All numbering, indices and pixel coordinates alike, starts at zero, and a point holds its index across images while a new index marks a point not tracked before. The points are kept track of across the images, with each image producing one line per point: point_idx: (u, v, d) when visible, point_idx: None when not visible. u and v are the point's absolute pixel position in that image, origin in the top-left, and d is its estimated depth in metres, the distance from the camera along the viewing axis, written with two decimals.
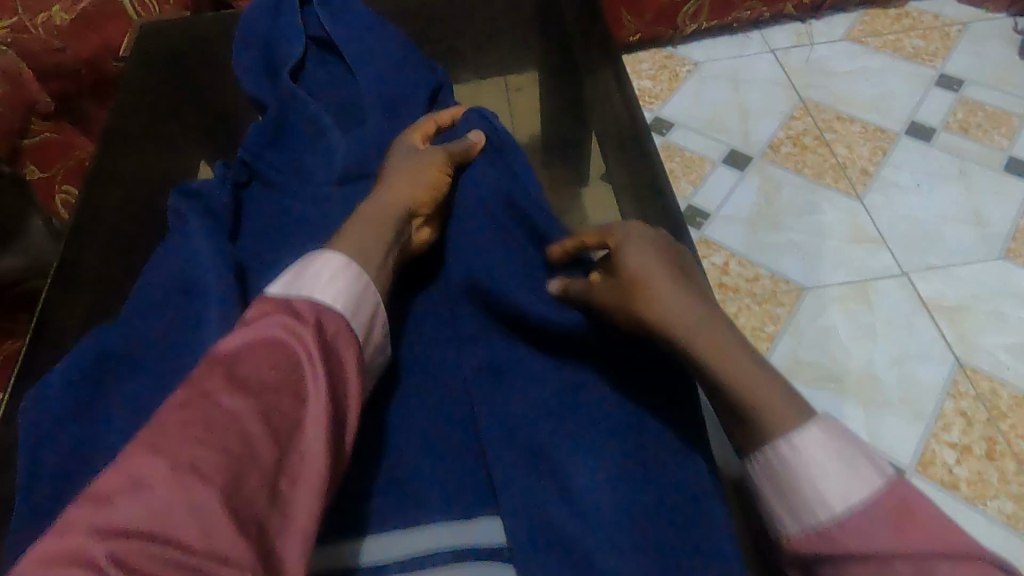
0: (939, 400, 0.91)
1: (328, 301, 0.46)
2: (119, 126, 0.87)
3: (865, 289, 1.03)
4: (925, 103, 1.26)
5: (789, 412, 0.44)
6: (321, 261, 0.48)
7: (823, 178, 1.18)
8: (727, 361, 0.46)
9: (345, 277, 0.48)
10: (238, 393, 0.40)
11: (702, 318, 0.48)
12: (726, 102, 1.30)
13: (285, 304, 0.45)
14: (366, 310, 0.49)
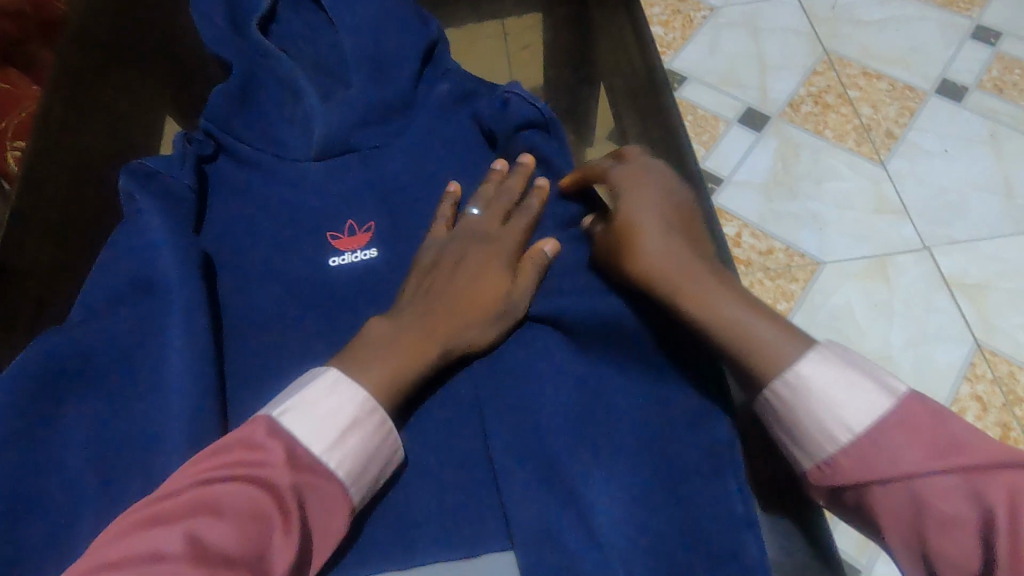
0: (955, 384, 0.88)
1: (338, 463, 0.43)
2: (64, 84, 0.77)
3: (884, 264, 0.97)
4: (959, 59, 1.16)
5: (783, 341, 0.46)
6: (348, 394, 0.45)
7: (845, 142, 1.09)
8: (716, 305, 0.48)
9: (357, 432, 0.44)
10: (191, 560, 0.35)
11: (687, 268, 0.50)
12: (744, 53, 1.20)
13: (284, 447, 0.42)
14: (368, 470, 0.45)
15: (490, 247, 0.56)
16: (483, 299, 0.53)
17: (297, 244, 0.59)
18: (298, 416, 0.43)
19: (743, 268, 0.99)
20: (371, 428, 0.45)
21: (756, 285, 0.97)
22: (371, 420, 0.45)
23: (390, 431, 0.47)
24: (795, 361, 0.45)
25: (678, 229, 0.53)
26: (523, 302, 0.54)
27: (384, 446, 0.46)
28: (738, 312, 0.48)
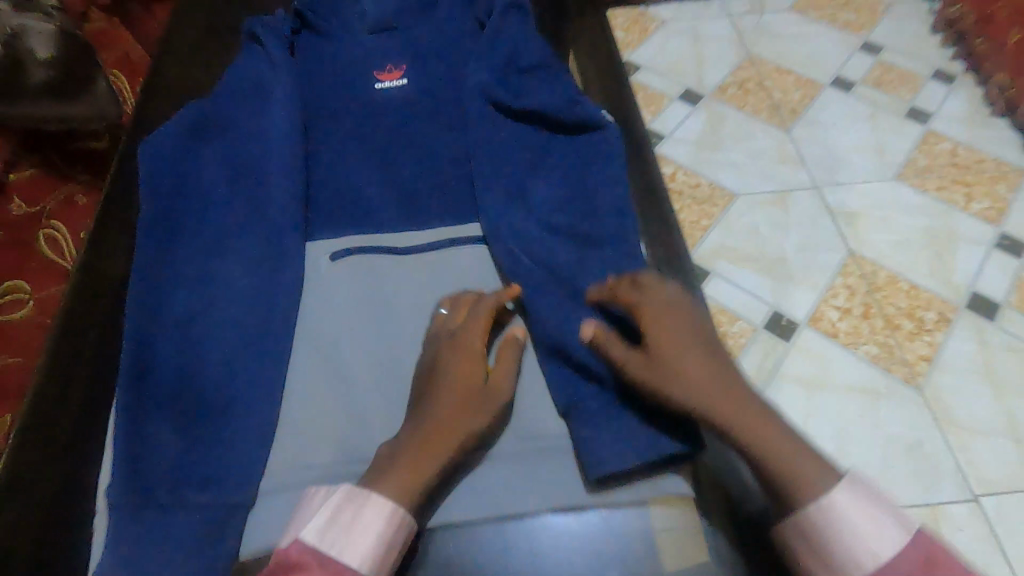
0: (831, 277, 1.14)
1: (355, 559, 0.58)
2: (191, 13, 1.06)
3: (784, 198, 1.26)
4: (850, 62, 1.50)
5: (819, 476, 0.61)
6: (364, 506, 0.61)
7: (760, 115, 1.40)
8: (764, 434, 0.64)
9: (366, 534, 0.60)
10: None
11: (736, 404, 0.65)
12: (686, 51, 1.53)
13: (319, 557, 0.58)
14: (385, 550, 0.61)
15: (454, 338, 0.73)
16: (461, 386, 0.69)
17: (353, 101, 0.89)
18: (322, 535, 0.59)
19: (676, 195, 1.27)
20: (381, 523, 0.61)
21: (685, 207, 1.24)
22: (379, 521, 0.61)
23: (394, 517, 0.62)
24: (828, 491, 0.60)
25: (710, 357, 0.69)
26: (501, 386, 0.72)
27: (393, 534, 0.61)
28: (780, 443, 0.63)
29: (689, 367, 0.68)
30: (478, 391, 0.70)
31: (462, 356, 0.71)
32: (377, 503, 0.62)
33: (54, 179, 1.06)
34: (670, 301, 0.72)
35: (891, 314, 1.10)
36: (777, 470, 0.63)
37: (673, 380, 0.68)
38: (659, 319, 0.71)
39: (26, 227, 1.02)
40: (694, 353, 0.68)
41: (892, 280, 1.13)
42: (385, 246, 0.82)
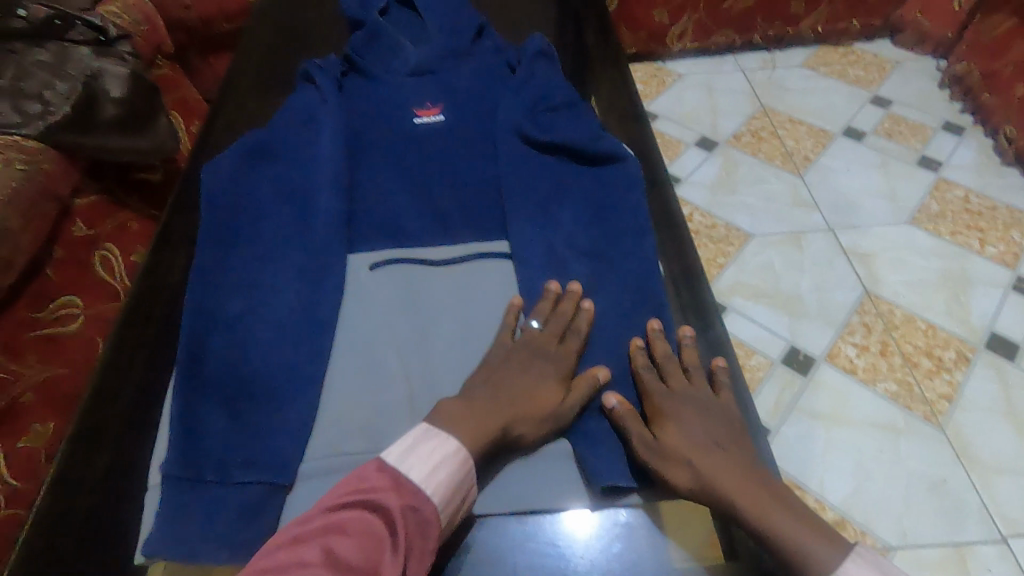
0: (848, 314, 1.16)
1: (433, 489, 0.52)
2: (255, 36, 1.06)
3: (798, 238, 1.29)
4: (861, 115, 1.57)
5: (824, 548, 0.53)
6: (437, 444, 0.54)
7: (773, 161, 1.46)
8: (774, 520, 0.55)
9: (447, 467, 0.53)
10: (327, 567, 0.44)
11: (742, 485, 0.58)
12: (701, 103, 1.61)
13: (395, 479, 0.51)
14: (457, 501, 0.54)
15: (538, 351, 0.63)
16: (538, 398, 0.60)
17: None
18: (401, 458, 0.53)
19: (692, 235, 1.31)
20: (457, 466, 0.54)
21: (701, 245, 1.29)
22: (455, 459, 0.54)
23: (468, 461, 0.54)
24: (833, 565, 0.52)
25: (720, 440, 0.61)
26: (568, 402, 0.61)
27: (467, 482, 0.54)
28: (789, 526, 0.55)
29: (694, 450, 0.60)
30: (558, 405, 0.61)
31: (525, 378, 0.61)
32: (452, 444, 0.54)
33: (111, 207, 1.12)
34: (682, 381, 0.65)
35: (910, 352, 1.11)
36: (789, 558, 0.54)
37: (672, 461, 0.60)
38: (673, 408, 0.63)
39: (84, 250, 1.05)
40: (701, 433, 0.61)
41: (909, 319, 1.15)
42: (424, 259, 0.71)
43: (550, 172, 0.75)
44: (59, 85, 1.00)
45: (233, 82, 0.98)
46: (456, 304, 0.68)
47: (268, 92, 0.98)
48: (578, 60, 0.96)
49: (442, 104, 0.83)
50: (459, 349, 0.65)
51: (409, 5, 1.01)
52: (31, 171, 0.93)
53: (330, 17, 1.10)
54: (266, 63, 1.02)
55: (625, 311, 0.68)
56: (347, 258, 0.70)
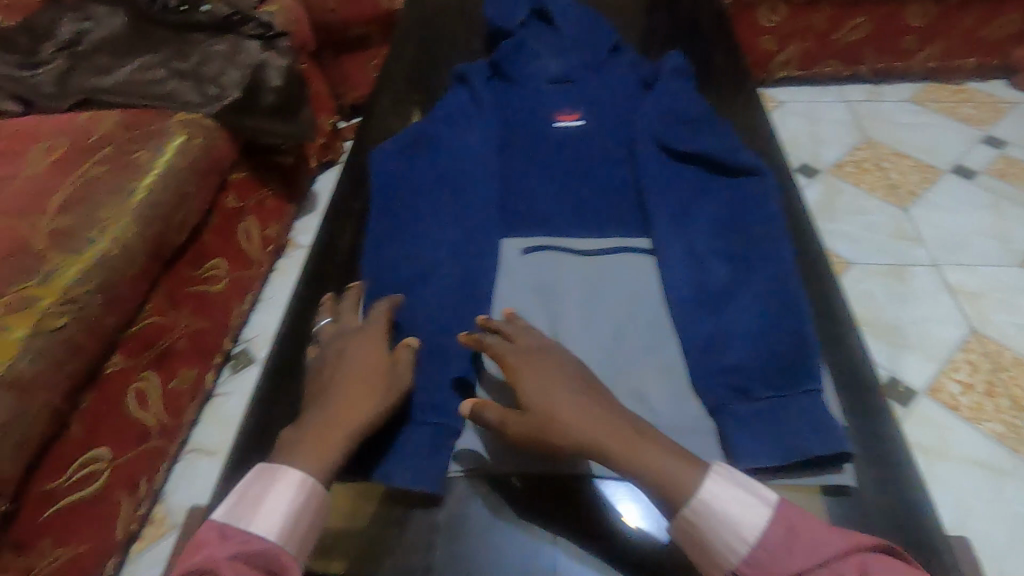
0: (952, 350, 1.15)
1: (265, 529, 0.51)
2: (403, 47, 1.18)
3: (901, 271, 1.28)
4: (972, 154, 1.54)
5: (687, 470, 0.53)
6: (275, 487, 0.53)
7: (876, 192, 1.46)
8: (640, 453, 0.54)
9: (281, 500, 0.52)
10: None
11: (608, 427, 0.56)
12: (803, 130, 1.63)
13: (224, 534, 0.50)
14: (302, 526, 0.53)
15: (372, 340, 0.64)
16: (363, 378, 0.60)
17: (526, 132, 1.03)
18: (231, 512, 0.52)
19: None
20: (295, 496, 0.53)
21: None
22: (291, 489, 0.53)
23: (308, 483, 0.54)
24: (698, 484, 0.52)
25: (580, 387, 0.59)
26: (400, 377, 0.62)
27: (310, 506, 0.53)
28: (656, 456, 0.54)
29: (560, 404, 0.57)
30: (384, 381, 0.61)
31: (368, 390, 0.60)
32: (292, 473, 0.54)
33: (255, 182, 1.26)
34: (529, 342, 0.63)
35: (1018, 396, 1.08)
36: (668, 493, 0.53)
37: (536, 414, 0.57)
38: (524, 366, 0.61)
39: (232, 218, 1.18)
40: (552, 382, 0.59)
41: (1019, 362, 1.13)
42: (568, 247, 0.77)
43: (687, 180, 0.80)
44: (232, 72, 1.13)
45: (385, 82, 1.09)
46: (631, 305, 0.72)
47: (416, 95, 1.09)
48: (710, 75, 1.01)
49: (580, 109, 0.90)
50: (646, 351, 0.69)
51: (548, 19, 1.07)
52: (207, 145, 1.06)
53: (471, 35, 1.21)
54: (415, 71, 1.13)
55: (760, 306, 0.68)
56: (500, 241, 0.78)
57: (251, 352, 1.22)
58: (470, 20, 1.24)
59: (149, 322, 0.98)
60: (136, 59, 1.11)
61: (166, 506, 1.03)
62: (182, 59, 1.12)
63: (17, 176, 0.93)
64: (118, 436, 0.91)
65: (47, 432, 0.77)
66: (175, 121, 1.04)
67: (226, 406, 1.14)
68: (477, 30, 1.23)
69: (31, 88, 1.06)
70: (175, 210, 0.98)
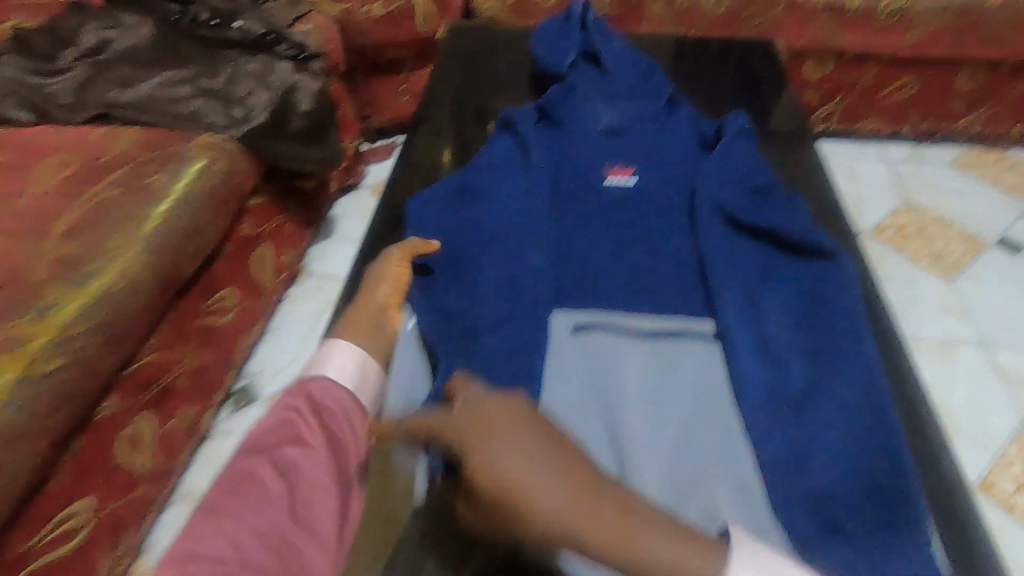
0: (1006, 443, 1.07)
1: (335, 377, 0.61)
2: (438, 85, 1.16)
3: (948, 349, 1.21)
4: (1017, 227, 1.48)
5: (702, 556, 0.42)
6: (335, 352, 0.62)
7: (920, 261, 1.39)
8: (638, 540, 0.41)
9: (351, 361, 0.62)
10: (272, 466, 0.51)
11: (594, 521, 0.41)
12: (842, 188, 1.57)
13: (305, 389, 0.59)
14: (370, 383, 0.62)
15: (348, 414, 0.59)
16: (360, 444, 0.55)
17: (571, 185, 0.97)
18: (308, 371, 0.61)
19: None
20: (357, 361, 0.62)
21: None
22: (353, 363, 0.62)
23: (363, 357, 0.63)
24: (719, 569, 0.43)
25: (558, 461, 0.43)
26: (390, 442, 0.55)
27: (374, 368, 0.63)
28: (657, 538, 0.42)
29: (536, 497, 0.41)
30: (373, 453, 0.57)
31: (374, 282, 0.69)
32: (350, 347, 0.62)
33: (275, 207, 1.19)
34: (490, 408, 0.46)
35: None
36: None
37: (506, 512, 0.41)
38: (483, 448, 0.43)
39: (248, 246, 1.12)
40: (521, 464, 0.42)
41: None
42: (623, 328, 0.71)
43: (756, 256, 0.74)
44: (262, 93, 1.07)
45: (420, 126, 1.08)
46: (695, 403, 0.66)
47: (454, 144, 1.06)
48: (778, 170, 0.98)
49: (634, 167, 0.85)
50: (719, 453, 0.63)
51: (599, 63, 1.03)
52: (229, 171, 0.99)
53: (517, 82, 1.18)
54: (451, 117, 1.12)
55: (846, 411, 0.63)
56: (550, 314, 0.72)
57: (253, 389, 1.14)
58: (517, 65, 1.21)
59: (149, 358, 0.91)
60: (162, 74, 1.04)
61: (148, 560, 0.95)
62: (210, 76, 1.06)
63: (22, 194, 0.86)
64: (102, 487, 0.83)
65: (25, 488, 0.69)
66: (196, 143, 0.98)
67: (221, 448, 1.06)
68: (523, 76, 1.19)
69: (45, 97, 1.00)
70: (189, 239, 0.91)
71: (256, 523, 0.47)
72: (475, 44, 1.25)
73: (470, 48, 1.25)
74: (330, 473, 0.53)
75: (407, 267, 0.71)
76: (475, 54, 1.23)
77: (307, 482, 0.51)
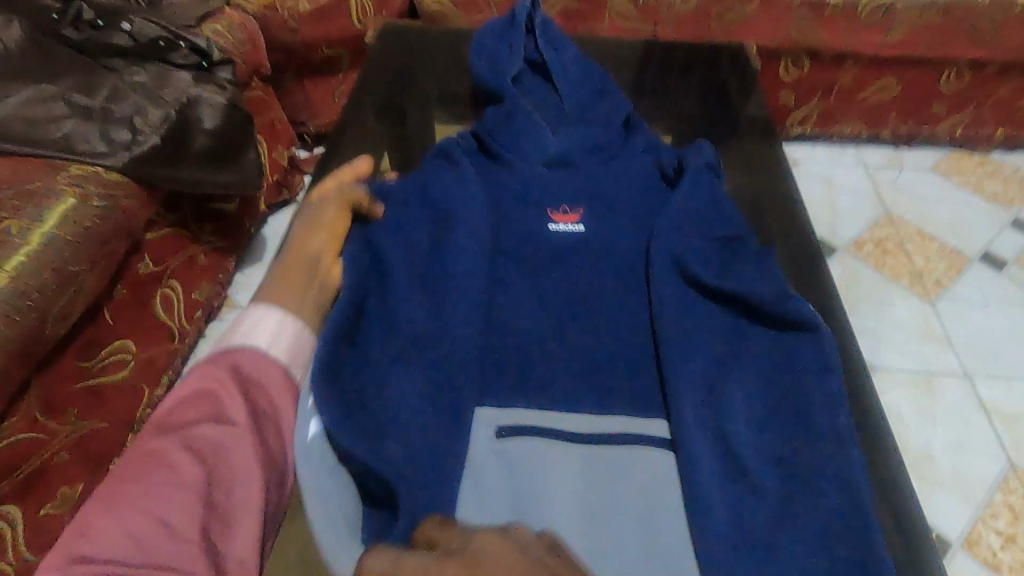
0: (990, 490, 1.00)
1: (260, 345, 0.56)
2: (365, 104, 1.06)
3: (929, 382, 1.13)
4: (1000, 239, 1.40)
5: None
6: (259, 318, 0.58)
7: (900, 279, 1.30)
8: None
9: (276, 325, 0.58)
10: (183, 446, 0.49)
11: None
12: (819, 197, 1.46)
13: (226, 355, 0.55)
14: (295, 351, 0.59)
15: None
16: None
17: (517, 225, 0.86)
18: (230, 337, 0.57)
19: None
20: (282, 328, 0.58)
21: None
22: (276, 325, 0.58)
23: (290, 321, 0.59)
24: None
25: None
26: None
27: (301, 339, 0.59)
28: None
29: None
30: None
31: (311, 230, 0.66)
32: (274, 312, 0.58)
33: (183, 237, 1.03)
34: None
35: None
36: None
37: None
38: None
39: (146, 286, 0.97)
40: None
41: None
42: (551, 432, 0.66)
43: (720, 326, 0.70)
44: (152, 110, 0.91)
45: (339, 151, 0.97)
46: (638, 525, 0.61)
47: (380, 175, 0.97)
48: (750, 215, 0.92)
49: (582, 210, 0.78)
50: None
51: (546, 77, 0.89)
52: (109, 209, 0.83)
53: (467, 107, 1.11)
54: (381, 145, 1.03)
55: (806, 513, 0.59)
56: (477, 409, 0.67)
57: None
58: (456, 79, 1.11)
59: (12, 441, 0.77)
60: (25, 87, 0.86)
61: None
62: (87, 92, 0.89)
63: None
64: None
65: None
66: (64, 176, 0.82)
67: None
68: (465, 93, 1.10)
69: None
70: (55, 296, 0.76)
71: (165, 515, 0.45)
72: (407, 51, 1.13)
73: (402, 56, 1.12)
74: (254, 451, 0.51)
75: (337, 225, 0.68)
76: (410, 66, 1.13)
77: (225, 459, 0.49)
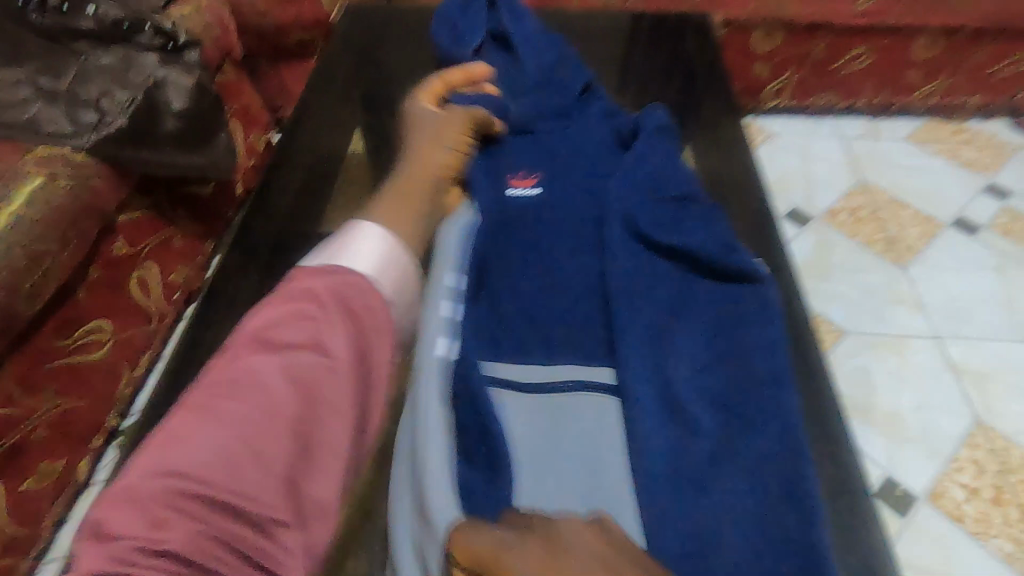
0: (956, 446, 1.02)
1: (367, 268, 0.50)
2: (328, 77, 1.05)
3: (900, 345, 1.15)
4: (974, 205, 1.41)
5: None
6: (360, 235, 0.52)
7: (873, 246, 1.31)
8: None
9: (378, 248, 0.51)
10: (279, 377, 0.42)
11: None
12: (794, 168, 1.47)
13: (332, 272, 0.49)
14: (400, 278, 0.52)
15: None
16: None
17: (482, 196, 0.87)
18: (333, 254, 0.51)
19: None
20: (386, 250, 0.52)
21: None
22: (381, 249, 0.52)
23: (389, 245, 0.53)
24: None
25: None
26: None
27: (409, 263, 0.54)
28: None
29: None
30: None
31: (431, 147, 0.69)
32: (376, 232, 0.53)
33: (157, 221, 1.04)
34: None
35: None
36: None
37: None
38: None
39: (120, 268, 0.98)
40: None
41: None
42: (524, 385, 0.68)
43: (668, 283, 0.72)
44: (118, 91, 0.90)
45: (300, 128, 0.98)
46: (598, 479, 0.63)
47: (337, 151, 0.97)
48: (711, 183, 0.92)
49: (538, 174, 0.79)
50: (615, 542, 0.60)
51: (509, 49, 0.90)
52: (76, 188, 0.85)
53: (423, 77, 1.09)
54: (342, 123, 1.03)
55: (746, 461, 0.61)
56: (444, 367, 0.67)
57: None
58: (419, 54, 1.11)
59: None
60: None
61: None
62: (53, 74, 0.88)
63: None
64: None
65: None
66: (31, 158, 0.83)
67: None
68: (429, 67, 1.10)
69: None
70: (26, 274, 0.78)
71: (259, 448, 0.39)
72: (372, 28, 1.13)
73: (367, 33, 1.13)
74: (353, 400, 0.44)
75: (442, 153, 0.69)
76: (375, 42, 1.12)
77: (325, 398, 0.43)
